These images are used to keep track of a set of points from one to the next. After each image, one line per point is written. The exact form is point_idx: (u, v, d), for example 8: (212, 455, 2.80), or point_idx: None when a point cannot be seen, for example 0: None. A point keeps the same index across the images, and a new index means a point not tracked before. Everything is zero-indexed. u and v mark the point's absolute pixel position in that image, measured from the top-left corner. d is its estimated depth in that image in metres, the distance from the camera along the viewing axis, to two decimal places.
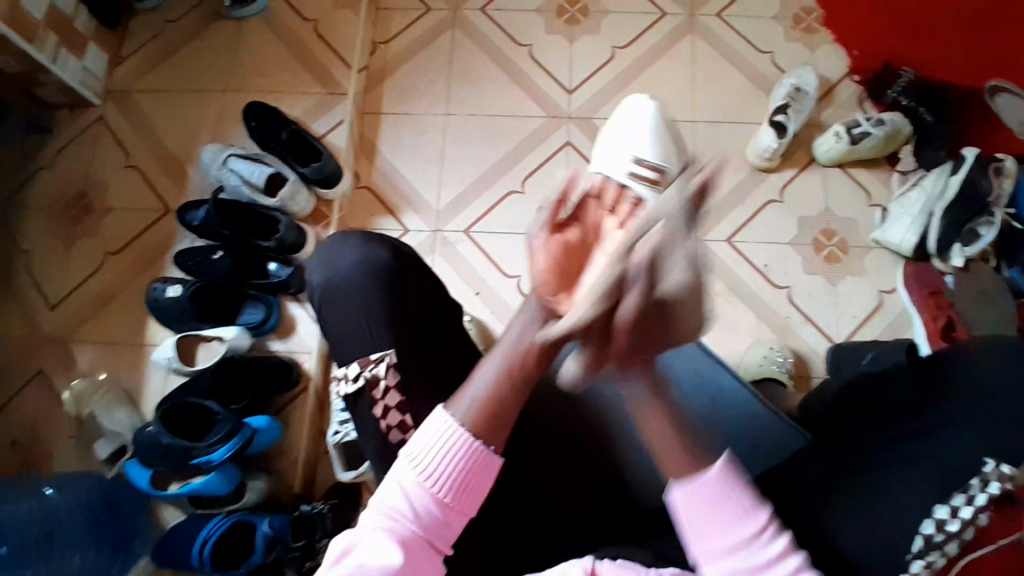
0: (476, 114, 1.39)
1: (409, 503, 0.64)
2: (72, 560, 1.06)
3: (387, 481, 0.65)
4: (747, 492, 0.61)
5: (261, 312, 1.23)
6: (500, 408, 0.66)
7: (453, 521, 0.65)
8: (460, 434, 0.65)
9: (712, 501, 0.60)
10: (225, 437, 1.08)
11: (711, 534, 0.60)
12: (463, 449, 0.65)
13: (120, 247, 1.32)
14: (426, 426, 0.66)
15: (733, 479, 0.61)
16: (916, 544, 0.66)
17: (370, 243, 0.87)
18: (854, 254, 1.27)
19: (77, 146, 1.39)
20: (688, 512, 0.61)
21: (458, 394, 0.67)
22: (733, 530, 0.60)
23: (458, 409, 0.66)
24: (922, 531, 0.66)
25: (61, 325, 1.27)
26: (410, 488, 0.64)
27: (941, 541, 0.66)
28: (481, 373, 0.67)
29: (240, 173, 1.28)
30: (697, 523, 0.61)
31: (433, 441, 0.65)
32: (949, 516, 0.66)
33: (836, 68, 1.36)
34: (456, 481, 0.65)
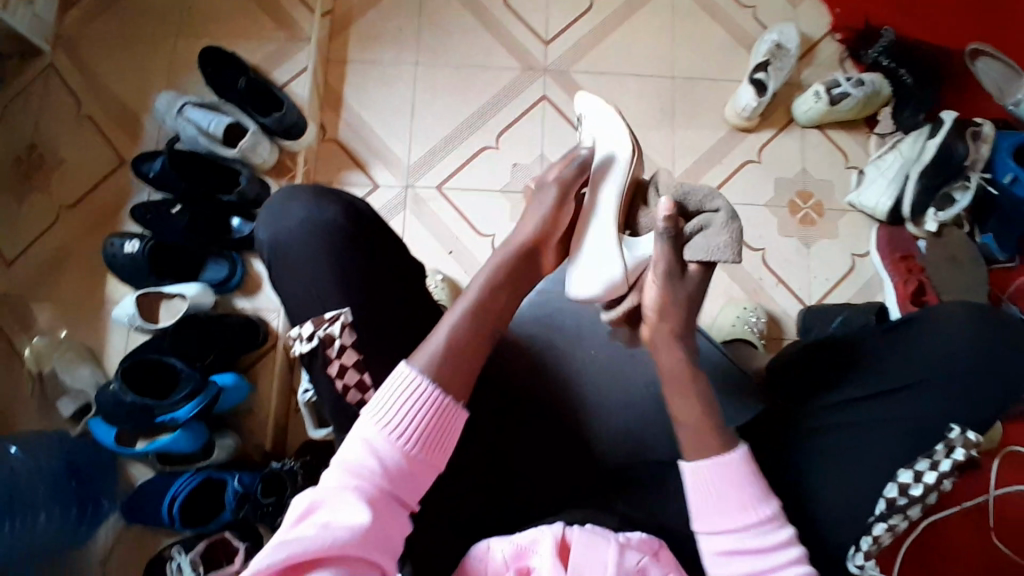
0: (448, 65, 1.34)
1: (376, 457, 0.63)
2: (38, 518, 1.04)
3: (352, 438, 0.64)
4: (761, 486, 0.64)
5: (225, 269, 1.19)
6: (458, 358, 0.67)
7: (421, 474, 0.64)
8: (425, 383, 0.65)
9: (729, 484, 0.63)
10: (190, 395, 1.06)
11: (717, 512, 0.63)
12: (428, 401, 0.65)
13: (77, 201, 1.27)
14: (392, 379, 0.66)
15: (751, 473, 0.64)
16: (879, 507, 0.70)
17: (319, 198, 0.83)
18: (829, 217, 1.26)
19: (27, 96, 1.31)
20: (701, 489, 0.64)
21: (421, 344, 0.68)
22: (740, 516, 0.63)
23: (421, 360, 0.67)
24: (886, 494, 0.70)
25: (19, 283, 1.23)
26: (377, 442, 0.63)
27: (903, 504, 0.69)
28: (444, 323, 0.69)
29: (197, 123, 1.21)
30: (706, 503, 0.64)
31: (398, 393, 0.65)
32: (913, 481, 0.70)
33: (818, 25, 1.33)
34: (425, 434, 0.64)
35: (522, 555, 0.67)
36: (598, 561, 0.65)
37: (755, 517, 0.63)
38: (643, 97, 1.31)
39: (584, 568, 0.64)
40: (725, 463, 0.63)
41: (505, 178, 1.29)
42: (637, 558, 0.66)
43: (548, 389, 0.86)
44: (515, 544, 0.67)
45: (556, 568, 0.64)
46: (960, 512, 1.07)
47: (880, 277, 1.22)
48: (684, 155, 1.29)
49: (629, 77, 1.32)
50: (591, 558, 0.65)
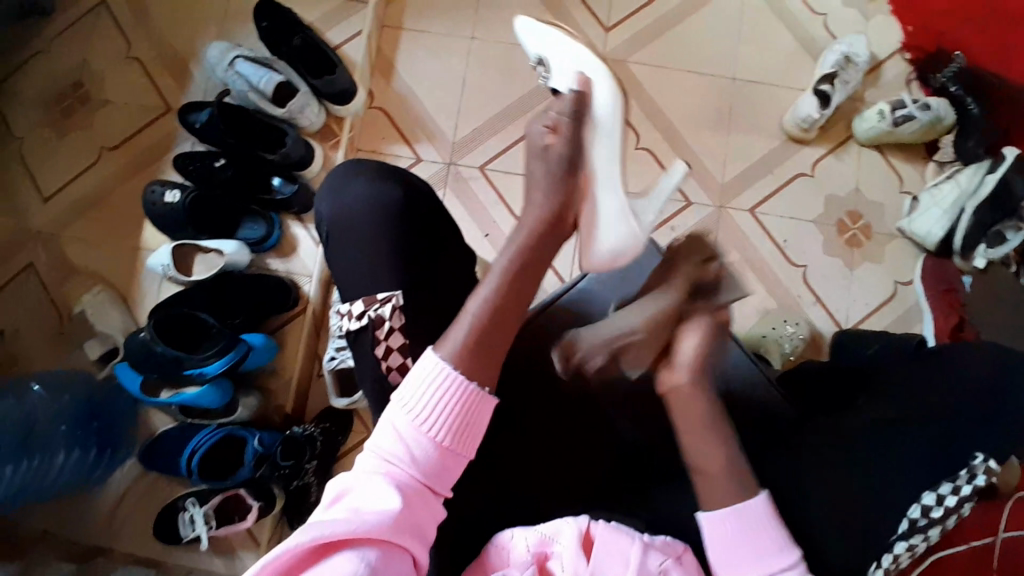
0: (504, 43, 1.31)
1: (406, 447, 0.62)
2: (55, 458, 1.05)
3: (382, 425, 0.63)
4: (781, 534, 0.64)
5: (262, 228, 1.18)
6: (485, 342, 0.67)
7: (452, 464, 0.63)
8: (450, 374, 0.64)
9: (750, 536, 0.64)
10: (220, 352, 1.06)
11: (740, 565, 0.63)
12: (450, 391, 0.63)
13: (119, 144, 1.25)
14: (415, 367, 0.65)
15: (771, 521, 0.65)
16: (902, 526, 0.71)
17: (378, 174, 0.83)
18: (875, 240, 1.24)
19: (80, 31, 1.29)
20: (723, 545, 0.64)
21: (447, 333, 0.67)
22: (763, 564, 0.63)
23: (445, 349, 0.66)
24: (909, 514, 0.72)
25: (55, 219, 1.23)
26: (407, 433, 0.62)
27: (925, 525, 0.71)
28: (471, 310, 0.68)
29: (247, 78, 1.19)
30: (725, 558, 0.64)
31: (422, 379, 0.64)
32: (936, 503, 0.71)
33: (889, 41, 1.29)
34: (455, 423, 0.63)
35: (545, 544, 0.66)
36: (621, 556, 0.64)
37: (776, 564, 0.63)
38: (700, 98, 1.28)
39: (606, 562, 0.64)
40: (745, 512, 0.64)
41: None
42: (659, 559, 0.64)
43: None
44: (537, 532, 0.66)
45: (578, 560, 0.64)
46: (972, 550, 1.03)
47: (920, 308, 1.20)
48: (736, 161, 1.26)
49: (688, 75, 1.29)
50: (613, 553, 0.64)
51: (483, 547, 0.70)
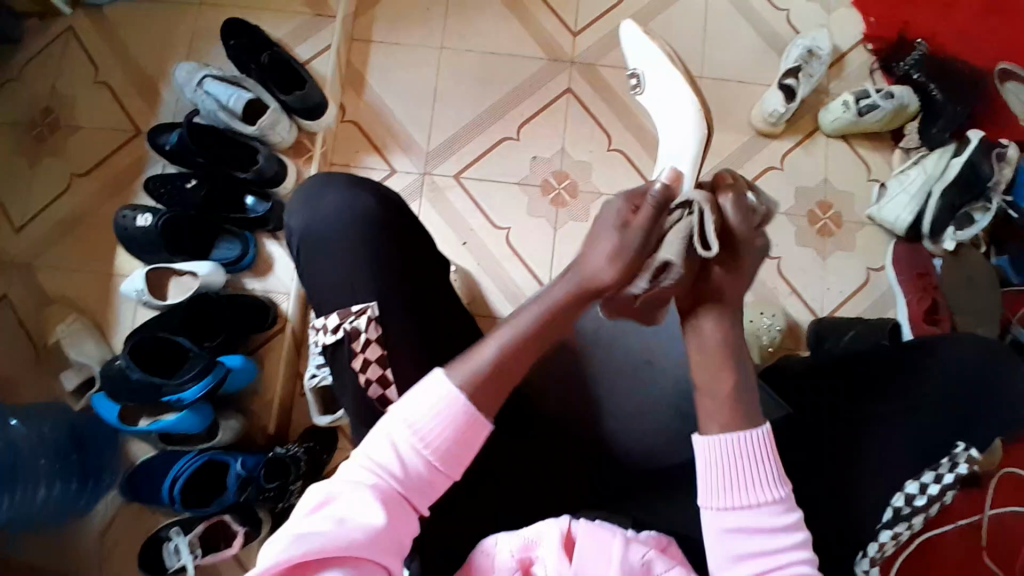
0: (474, 51, 1.31)
1: (399, 461, 0.62)
2: (37, 492, 1.04)
3: (377, 436, 0.63)
4: (778, 469, 0.63)
5: (237, 248, 1.17)
6: (503, 371, 0.64)
7: (439, 483, 0.63)
8: (461, 401, 0.63)
9: (745, 463, 0.62)
10: (199, 374, 1.05)
11: (729, 492, 0.62)
12: (457, 416, 0.62)
13: (87, 169, 1.23)
14: (424, 387, 0.63)
15: (769, 452, 0.63)
16: (887, 515, 0.75)
17: (354, 186, 0.82)
18: (847, 229, 1.26)
19: (44, 58, 1.28)
20: (716, 469, 0.63)
21: (464, 355, 0.65)
22: (753, 494, 0.62)
23: (460, 373, 0.64)
24: (893, 504, 0.75)
25: (26, 249, 1.20)
26: (402, 447, 0.62)
27: (908, 513, 0.75)
28: (491, 337, 0.66)
29: (216, 97, 1.18)
30: (717, 480, 0.63)
31: (432, 404, 0.63)
32: (919, 491, 0.76)
33: (849, 34, 1.32)
34: (453, 445, 0.63)
35: (527, 547, 0.65)
36: (605, 552, 0.63)
37: (767, 495, 0.62)
38: None
39: (589, 561, 0.63)
40: (744, 441, 0.63)
41: (524, 170, 1.27)
42: (642, 551, 0.64)
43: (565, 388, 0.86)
44: (521, 537, 0.65)
45: (561, 562, 0.63)
46: (958, 530, 1.05)
47: (894, 293, 1.22)
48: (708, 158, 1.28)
49: None
50: (598, 551, 0.63)
51: (469, 555, 0.68)
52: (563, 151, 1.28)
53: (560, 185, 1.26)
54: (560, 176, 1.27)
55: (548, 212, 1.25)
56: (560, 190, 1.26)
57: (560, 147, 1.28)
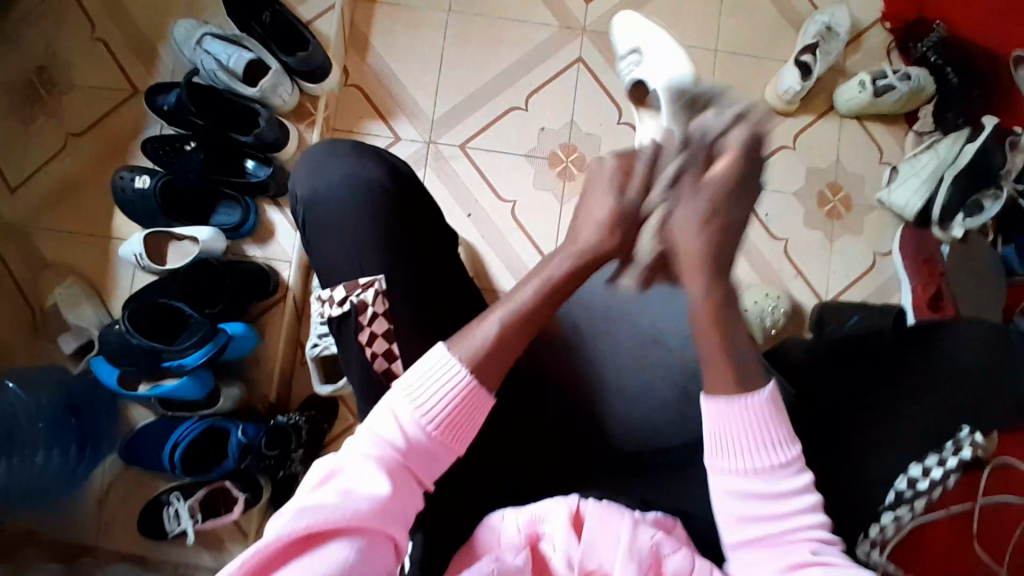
0: (482, 16, 1.27)
1: (401, 434, 0.61)
2: (35, 458, 1.02)
3: (380, 409, 0.62)
4: (784, 431, 0.63)
5: (237, 214, 1.15)
6: (505, 347, 0.65)
7: (442, 458, 0.63)
8: (463, 376, 0.63)
9: (754, 427, 0.62)
10: (198, 343, 1.03)
11: (737, 454, 0.62)
12: (460, 392, 0.63)
13: (84, 128, 1.20)
14: (425, 361, 0.64)
15: (773, 415, 0.63)
16: (889, 497, 0.80)
17: (362, 157, 0.80)
18: (856, 212, 1.25)
19: (37, 10, 1.23)
20: (723, 432, 0.63)
21: (463, 332, 0.65)
22: (759, 458, 0.62)
23: (462, 350, 0.64)
24: (896, 486, 0.81)
25: (22, 207, 1.18)
26: (405, 420, 0.62)
27: (910, 495, 0.80)
28: (491, 315, 0.66)
29: (216, 56, 1.14)
30: (726, 443, 0.63)
31: (431, 378, 0.63)
32: (921, 475, 0.81)
33: (870, 11, 1.28)
34: (455, 420, 0.63)
35: (535, 523, 0.66)
36: (613, 535, 0.64)
37: (774, 458, 0.62)
38: None
39: (597, 540, 0.64)
40: (748, 400, 0.63)
41: (531, 142, 1.24)
42: (650, 534, 0.64)
43: (570, 370, 0.86)
44: (527, 513, 0.66)
45: (570, 538, 0.64)
46: (951, 518, 1.04)
47: (899, 278, 1.22)
48: None
49: None
50: (606, 531, 0.64)
51: (474, 531, 0.70)
52: (571, 122, 1.25)
53: (568, 158, 1.24)
54: (567, 148, 1.24)
55: (555, 185, 1.23)
56: (567, 162, 1.24)
57: (568, 119, 1.25)
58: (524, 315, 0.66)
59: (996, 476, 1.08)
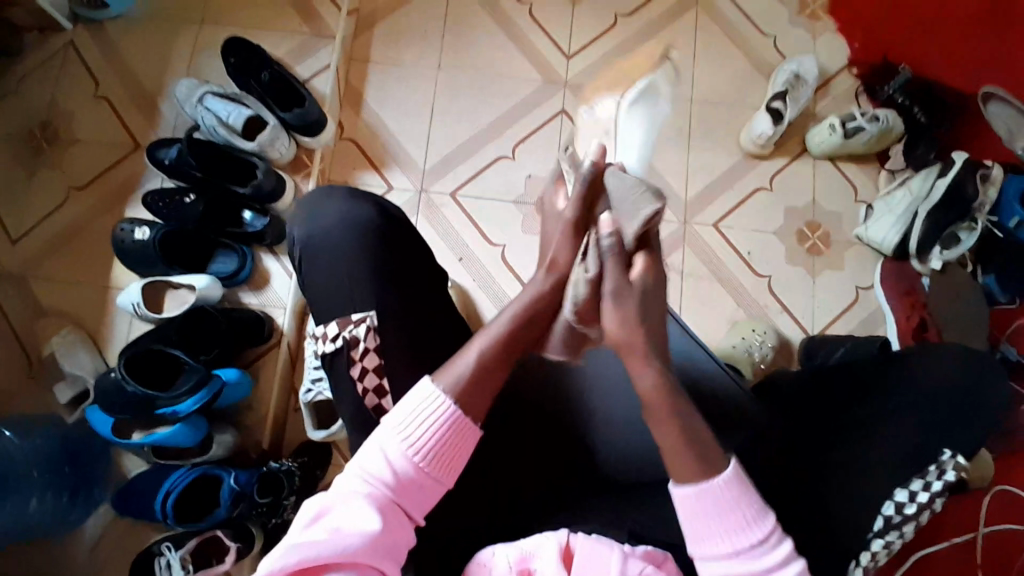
0: (468, 72, 1.34)
1: (391, 469, 0.62)
2: (28, 503, 1.02)
3: (368, 444, 0.63)
4: (758, 503, 0.61)
5: (234, 261, 1.18)
6: (485, 381, 0.65)
7: (431, 490, 0.63)
8: (448, 405, 0.64)
9: (722, 513, 0.60)
10: (194, 387, 1.04)
11: (709, 541, 0.61)
12: (444, 422, 0.63)
13: (87, 183, 1.24)
14: (411, 395, 0.65)
15: (740, 494, 0.60)
16: (877, 524, 0.78)
17: (355, 199, 0.83)
18: (836, 247, 1.28)
19: (45, 72, 1.29)
20: (699, 524, 0.61)
21: (448, 362, 0.66)
22: (736, 540, 0.60)
23: (446, 380, 0.64)
24: (883, 512, 0.79)
25: (23, 261, 1.21)
26: (393, 454, 0.62)
27: (898, 521, 0.79)
28: (474, 343, 0.66)
29: (216, 113, 1.20)
30: (700, 531, 0.61)
31: (419, 408, 0.64)
32: (908, 499, 0.79)
33: (836, 59, 1.36)
34: (441, 452, 0.63)
35: (525, 560, 0.65)
36: (603, 566, 0.64)
37: (749, 538, 0.60)
38: None
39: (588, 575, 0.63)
40: (711, 489, 0.60)
41: (519, 188, 1.29)
42: (639, 568, 0.64)
43: None
44: (519, 549, 0.66)
45: (561, 574, 0.64)
46: (952, 546, 1.11)
47: (883, 311, 1.25)
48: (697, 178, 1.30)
49: None
50: (595, 566, 0.64)
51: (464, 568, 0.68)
52: (557, 169, 1.30)
53: None
54: None
55: None
56: None
57: (554, 165, 1.30)
58: (499, 343, 0.66)
59: (995, 504, 1.12)
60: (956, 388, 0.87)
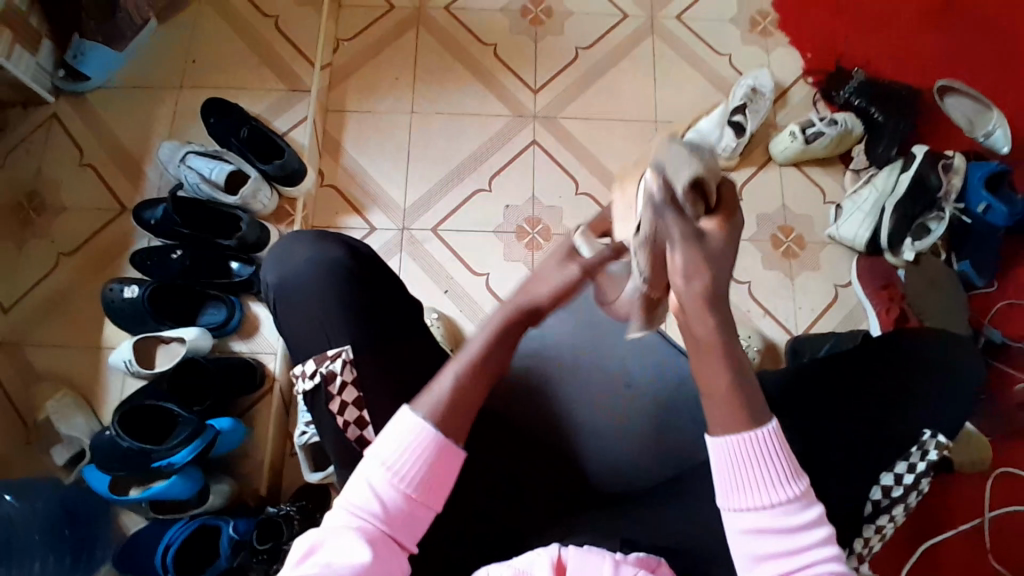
0: (441, 113, 1.39)
1: (378, 499, 0.62)
2: (33, 566, 1.00)
3: (354, 479, 0.63)
4: (792, 464, 0.59)
5: (223, 312, 1.21)
6: (463, 403, 0.66)
7: (420, 516, 0.64)
8: (427, 431, 0.64)
9: (758, 462, 0.58)
10: (188, 438, 1.05)
11: (746, 493, 0.59)
12: (425, 448, 0.63)
13: (75, 248, 1.28)
14: (392, 424, 0.65)
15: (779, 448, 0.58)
16: (867, 509, 0.81)
17: (321, 241, 0.85)
18: (811, 249, 1.31)
19: (30, 145, 1.34)
20: (729, 472, 0.59)
21: (426, 388, 0.66)
22: (768, 494, 0.58)
23: (424, 407, 0.65)
24: (871, 497, 0.81)
25: (16, 328, 1.23)
26: (379, 485, 0.63)
27: (887, 505, 0.81)
28: (449, 369, 0.67)
29: (199, 170, 1.24)
30: (733, 482, 0.59)
31: (400, 436, 0.64)
32: (894, 482, 0.81)
33: (791, 71, 1.41)
34: (427, 477, 0.63)
35: None
36: None
37: (785, 493, 0.58)
38: (629, 141, 1.37)
39: None
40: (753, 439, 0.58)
41: (498, 219, 1.33)
42: (631, 572, 0.63)
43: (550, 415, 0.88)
44: (511, 568, 0.65)
45: None
46: (961, 534, 1.10)
47: (863, 306, 1.27)
48: None
49: (613, 121, 1.39)
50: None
51: None
52: (533, 198, 1.34)
53: (533, 230, 1.32)
54: (532, 222, 1.33)
55: (524, 255, 1.30)
56: (533, 234, 1.32)
57: (531, 195, 1.34)
58: (475, 366, 0.67)
59: (999, 487, 1.12)
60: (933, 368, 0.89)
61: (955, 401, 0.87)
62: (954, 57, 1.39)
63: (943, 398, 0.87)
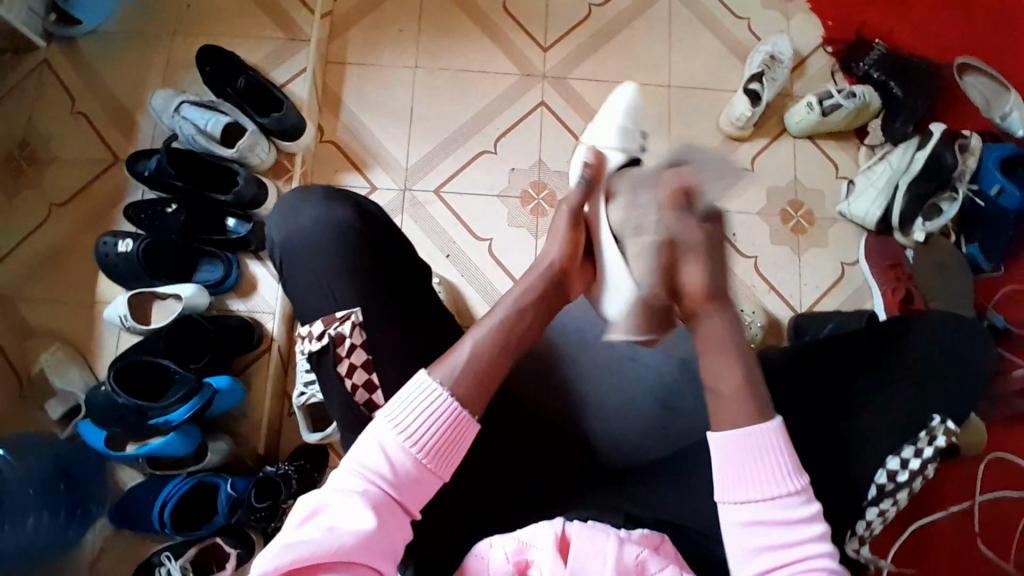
0: (447, 69, 1.34)
1: (388, 463, 0.61)
2: (27, 522, 1.00)
3: (364, 441, 0.62)
4: (794, 459, 0.63)
5: (220, 269, 1.18)
6: (487, 368, 0.66)
7: (428, 486, 0.62)
8: (446, 399, 0.63)
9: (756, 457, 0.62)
10: (185, 398, 1.03)
11: (746, 487, 0.62)
12: (441, 415, 0.63)
13: (67, 199, 1.24)
14: (407, 388, 0.64)
15: (781, 445, 0.63)
16: (871, 493, 0.80)
17: (329, 201, 0.83)
18: (820, 225, 1.29)
19: (19, 91, 1.29)
20: (732, 467, 0.63)
21: (444, 356, 0.66)
22: (768, 488, 0.62)
23: (442, 372, 0.65)
24: (877, 481, 0.80)
25: (8, 280, 1.20)
26: (390, 449, 0.62)
27: (892, 489, 0.80)
28: (471, 336, 0.67)
29: (194, 121, 1.20)
30: (735, 475, 0.62)
31: (416, 401, 0.63)
32: (900, 467, 0.80)
33: (810, 38, 1.36)
34: (441, 445, 0.63)
35: (521, 550, 0.64)
36: (598, 555, 0.63)
37: (785, 486, 0.62)
38: None
39: (584, 562, 0.62)
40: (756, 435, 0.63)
41: (502, 182, 1.29)
42: (635, 551, 0.63)
43: (552, 390, 0.87)
44: (514, 540, 0.65)
45: (557, 564, 0.62)
46: (950, 516, 1.12)
47: (869, 285, 1.25)
48: None
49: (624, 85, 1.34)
50: (593, 550, 0.63)
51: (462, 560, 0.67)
52: (540, 162, 1.30)
53: (539, 195, 1.29)
54: (537, 186, 1.29)
55: (528, 221, 1.27)
56: (539, 200, 1.28)
57: (536, 158, 1.31)
58: (500, 333, 0.68)
59: (992, 471, 1.13)
60: (941, 354, 0.89)
61: (960, 389, 0.87)
62: (978, 30, 1.35)
63: (949, 385, 0.87)
